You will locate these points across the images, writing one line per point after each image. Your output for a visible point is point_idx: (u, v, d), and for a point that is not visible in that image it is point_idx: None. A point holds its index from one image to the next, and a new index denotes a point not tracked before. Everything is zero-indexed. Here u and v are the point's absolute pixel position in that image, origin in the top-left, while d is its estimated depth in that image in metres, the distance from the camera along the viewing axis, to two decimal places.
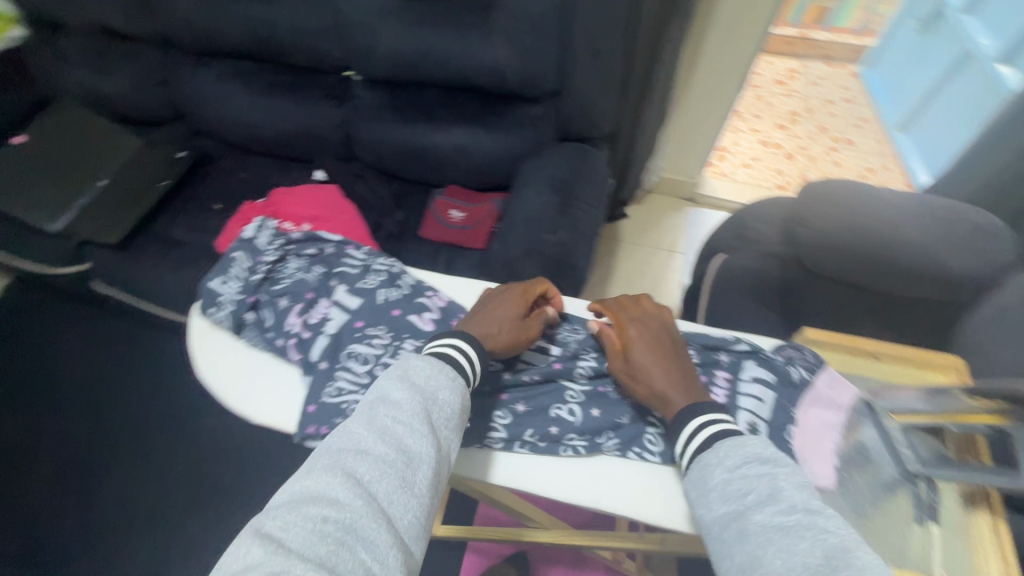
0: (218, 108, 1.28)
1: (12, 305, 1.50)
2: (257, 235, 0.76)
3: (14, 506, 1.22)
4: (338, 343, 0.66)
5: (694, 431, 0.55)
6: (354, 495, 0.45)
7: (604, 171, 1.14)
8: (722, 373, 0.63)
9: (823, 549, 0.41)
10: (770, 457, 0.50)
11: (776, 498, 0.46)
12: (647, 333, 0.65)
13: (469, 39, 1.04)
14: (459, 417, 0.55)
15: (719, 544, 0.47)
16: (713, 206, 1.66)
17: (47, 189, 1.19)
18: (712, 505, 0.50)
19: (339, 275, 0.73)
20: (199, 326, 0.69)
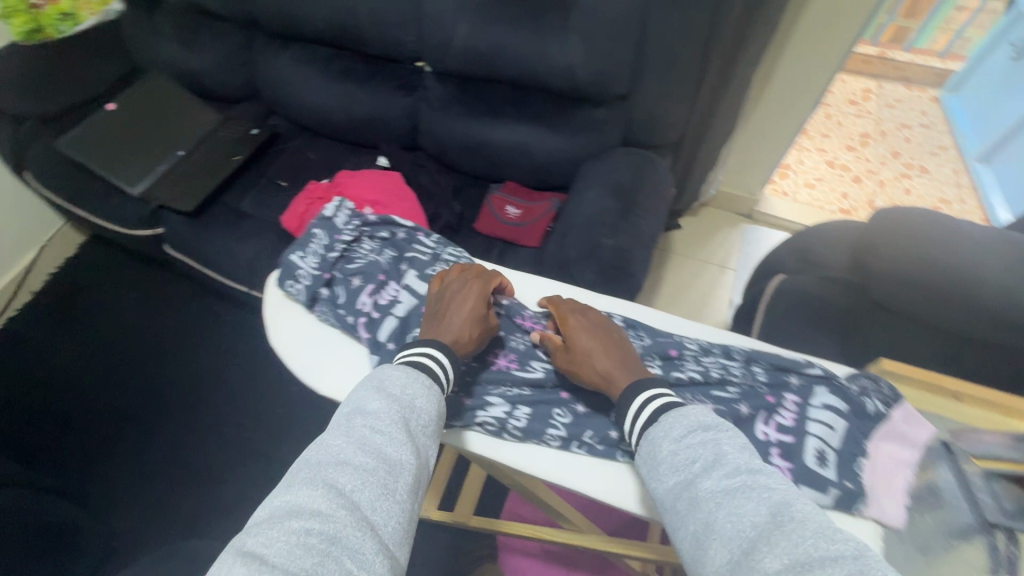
0: (295, 90, 1.33)
1: (86, 260, 1.60)
2: (336, 215, 0.85)
3: (74, 449, 1.31)
4: (405, 326, 0.71)
5: (638, 409, 0.58)
6: (337, 505, 0.46)
7: (666, 180, 1.13)
8: (791, 396, 0.61)
9: (766, 506, 0.44)
10: (710, 423, 0.53)
11: (721, 462, 0.49)
12: (586, 321, 0.69)
13: (545, 39, 1.05)
14: (435, 424, 0.58)
15: (674, 516, 0.49)
16: (770, 224, 1.62)
17: (132, 155, 1.27)
18: (663, 478, 0.52)
19: (409, 260, 0.80)
20: (277, 296, 0.77)
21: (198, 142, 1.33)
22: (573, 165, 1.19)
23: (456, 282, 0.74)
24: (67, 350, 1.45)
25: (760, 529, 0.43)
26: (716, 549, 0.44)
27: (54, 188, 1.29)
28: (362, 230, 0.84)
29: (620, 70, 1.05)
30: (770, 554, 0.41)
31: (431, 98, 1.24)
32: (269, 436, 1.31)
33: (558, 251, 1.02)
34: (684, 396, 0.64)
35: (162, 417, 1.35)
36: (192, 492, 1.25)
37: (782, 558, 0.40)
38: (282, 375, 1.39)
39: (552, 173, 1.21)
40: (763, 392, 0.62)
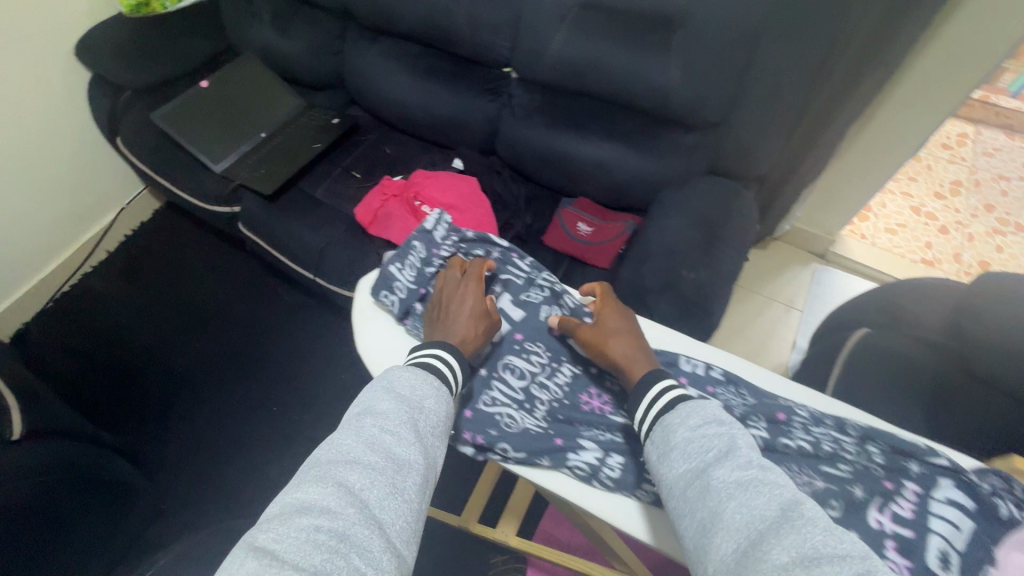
0: (378, 84, 1.34)
1: (160, 225, 1.68)
2: (435, 227, 0.87)
3: (130, 405, 1.37)
4: (498, 352, 0.76)
5: (653, 398, 0.61)
6: (347, 503, 0.48)
7: (751, 215, 1.08)
8: (910, 485, 0.56)
9: (778, 503, 0.45)
10: (727, 419, 0.55)
11: (734, 454, 0.50)
12: (620, 310, 0.75)
13: (645, 57, 1.01)
14: (441, 424, 0.61)
15: (680, 502, 0.51)
16: (843, 267, 1.54)
17: (218, 133, 1.32)
18: (675, 463, 0.54)
19: (503, 283, 0.83)
20: (370, 305, 0.82)
21: (281, 126, 1.38)
22: (653, 189, 1.15)
23: (456, 282, 0.79)
24: (133, 309, 1.52)
25: (769, 521, 0.44)
26: (722, 538, 0.45)
27: (144, 158, 1.34)
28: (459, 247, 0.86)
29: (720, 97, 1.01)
30: (778, 546, 0.42)
31: (515, 106, 1.22)
32: (316, 421, 1.33)
33: (633, 278, 0.99)
34: (790, 467, 0.60)
35: (216, 388, 1.39)
36: (237, 466, 1.28)
37: (789, 551, 0.41)
38: (332, 363, 1.41)
39: (629, 194, 1.18)
40: (878, 477, 0.58)
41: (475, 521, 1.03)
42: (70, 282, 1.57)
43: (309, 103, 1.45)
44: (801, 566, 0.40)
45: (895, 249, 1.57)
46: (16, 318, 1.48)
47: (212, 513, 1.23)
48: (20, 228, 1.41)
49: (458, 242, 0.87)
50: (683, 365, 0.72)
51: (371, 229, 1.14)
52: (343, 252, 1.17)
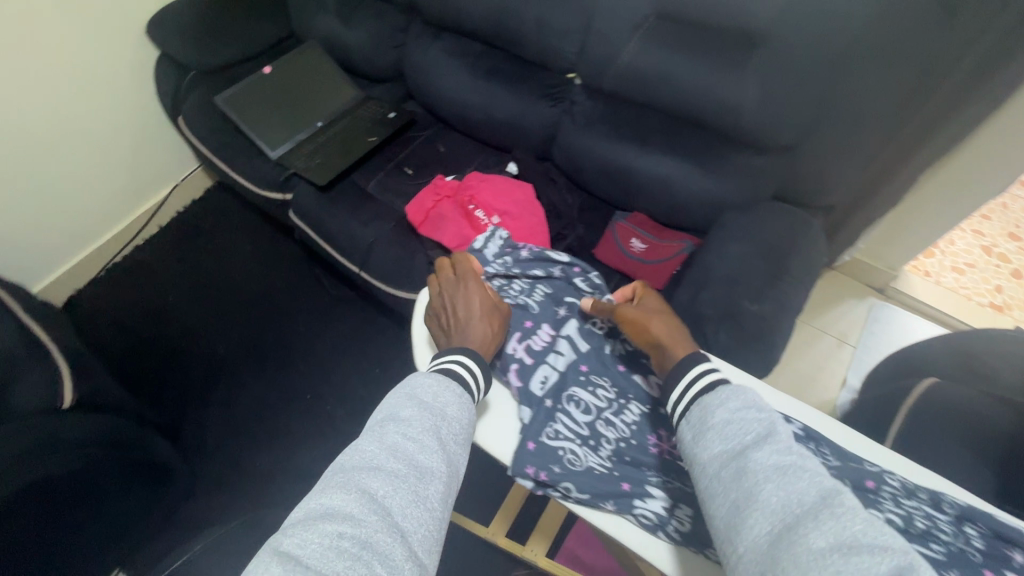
0: (438, 80, 1.32)
1: (212, 205, 1.72)
2: (486, 247, 0.91)
3: (174, 380, 1.42)
4: (562, 383, 0.73)
5: (692, 380, 0.62)
6: (369, 511, 0.47)
7: (819, 247, 1.03)
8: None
9: (818, 489, 0.47)
10: (767, 406, 0.56)
11: (774, 439, 0.51)
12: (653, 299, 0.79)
13: (722, 73, 0.97)
14: (465, 432, 0.59)
15: (715, 480, 0.52)
16: (903, 305, 1.46)
17: (276, 120, 1.33)
18: (711, 444, 0.55)
19: (564, 306, 0.83)
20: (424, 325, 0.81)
21: (338, 116, 1.38)
22: (714, 210, 1.10)
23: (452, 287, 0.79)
24: (182, 285, 1.56)
25: (808, 507, 0.45)
26: (757, 520, 0.47)
27: (203, 140, 1.36)
28: (515, 269, 0.88)
29: (799, 120, 0.96)
30: (816, 532, 0.44)
31: (577, 113, 1.19)
32: (351, 413, 1.35)
33: (689, 303, 0.95)
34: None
35: (256, 372, 1.42)
36: (271, 451, 1.31)
37: (828, 537, 0.43)
38: (369, 357, 1.43)
39: (688, 214, 1.13)
40: (977, 562, 0.49)
41: (503, 535, 1.02)
42: (122, 254, 1.62)
43: (367, 95, 1.45)
44: (840, 551, 0.41)
45: (961, 290, 1.49)
46: (70, 285, 1.53)
47: (245, 497, 1.26)
48: (81, 199, 1.46)
49: (513, 262, 0.89)
50: None
51: (422, 229, 1.13)
52: (392, 250, 1.16)
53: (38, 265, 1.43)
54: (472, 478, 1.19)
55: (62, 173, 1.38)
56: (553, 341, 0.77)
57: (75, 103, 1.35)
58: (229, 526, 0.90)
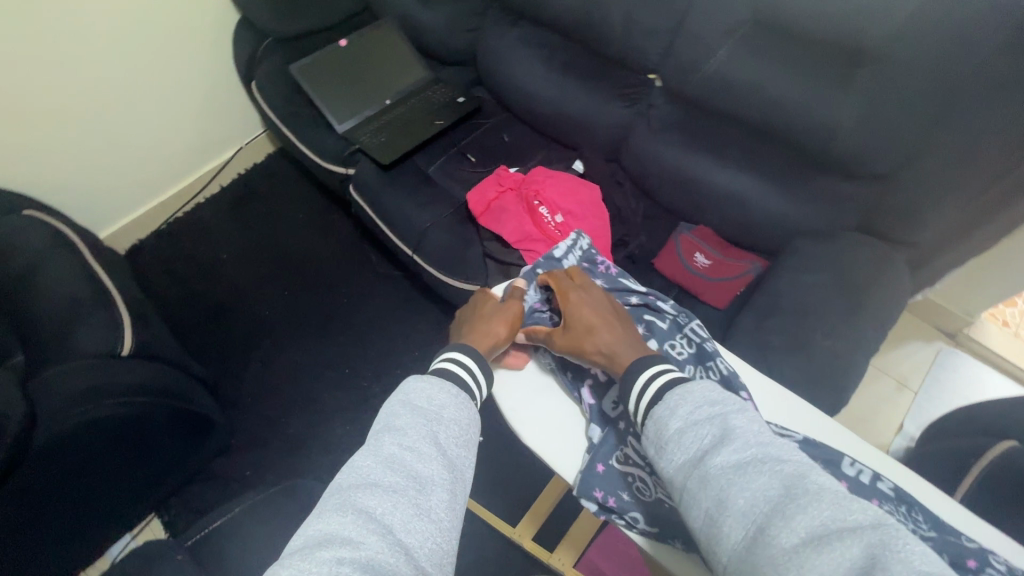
0: (511, 68, 1.29)
1: (271, 170, 1.74)
2: (564, 254, 0.82)
3: (219, 338, 1.45)
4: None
5: (644, 386, 0.58)
6: (369, 532, 0.46)
7: (904, 284, 0.96)
8: None
9: (781, 480, 0.44)
10: (717, 398, 0.52)
11: (729, 438, 0.48)
12: (584, 299, 0.71)
13: (818, 90, 0.91)
14: (462, 431, 0.57)
15: (683, 493, 0.49)
16: (973, 352, 1.38)
17: (345, 93, 1.34)
18: (672, 455, 0.51)
19: (645, 323, 0.76)
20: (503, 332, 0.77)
21: (406, 95, 1.38)
22: (789, 233, 1.04)
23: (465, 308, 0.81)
24: (235, 246, 1.60)
25: (774, 503, 0.43)
26: (731, 526, 0.44)
27: (272, 106, 1.37)
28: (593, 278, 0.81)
29: (899, 149, 0.89)
30: (786, 529, 0.42)
31: (652, 116, 1.15)
32: (387, 393, 1.36)
33: (754, 329, 0.91)
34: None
35: (297, 341, 1.44)
36: (306, 420, 1.33)
37: (798, 533, 0.41)
38: (411, 339, 1.43)
39: (759, 234, 1.08)
40: None
41: (529, 539, 1.01)
42: (182, 210, 1.66)
43: (436, 77, 1.44)
44: (812, 545, 0.40)
45: None
46: (133, 235, 1.58)
47: (277, 462, 1.28)
48: (150, 152, 1.50)
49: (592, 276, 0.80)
50: (846, 468, 0.61)
51: (482, 220, 1.11)
52: (447, 237, 1.15)
53: (104, 212, 1.48)
54: (503, 475, 1.18)
55: (133, 125, 1.42)
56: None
57: (155, 59, 1.38)
58: (263, 493, 0.91)
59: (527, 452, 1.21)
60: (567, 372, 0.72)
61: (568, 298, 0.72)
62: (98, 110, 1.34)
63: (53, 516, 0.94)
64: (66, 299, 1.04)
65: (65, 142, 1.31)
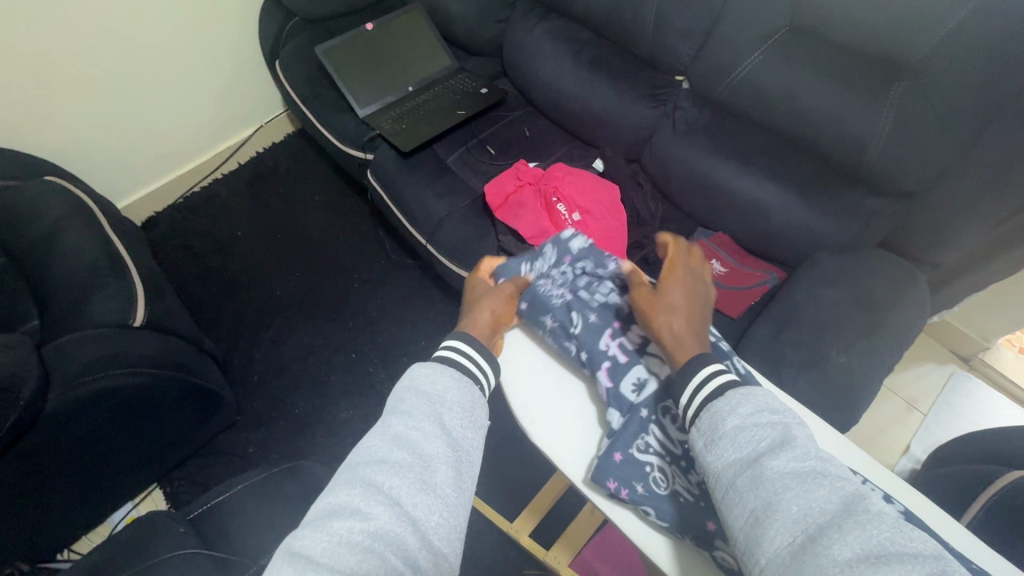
0: (538, 62, 1.28)
1: (290, 150, 1.74)
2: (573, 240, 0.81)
3: (230, 314, 1.46)
4: (659, 395, 0.67)
5: (701, 384, 0.57)
6: (377, 503, 0.46)
7: (924, 304, 0.94)
8: None
9: (839, 497, 0.44)
10: (779, 408, 0.53)
11: (791, 445, 0.48)
12: (687, 283, 0.71)
13: (851, 103, 0.90)
14: (468, 413, 0.56)
15: (730, 490, 0.48)
16: (987, 379, 1.36)
17: (369, 77, 1.33)
18: (723, 452, 0.51)
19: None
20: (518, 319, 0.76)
21: (428, 83, 1.38)
22: (809, 246, 1.03)
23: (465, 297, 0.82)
24: (250, 224, 1.60)
25: (830, 516, 0.43)
26: (777, 531, 0.44)
27: (295, 86, 1.37)
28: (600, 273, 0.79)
29: (932, 168, 0.87)
30: (840, 543, 0.41)
31: (678, 118, 1.13)
32: (394, 380, 1.36)
33: (769, 341, 0.90)
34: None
35: (308, 322, 1.45)
36: (312, 401, 1.34)
37: (852, 548, 0.41)
38: (419, 328, 1.43)
39: (778, 246, 1.07)
40: None
41: (527, 534, 1.00)
42: (199, 185, 1.67)
43: (461, 66, 1.43)
44: (867, 563, 0.39)
45: None
46: (150, 207, 1.59)
47: (281, 441, 1.29)
48: (172, 126, 1.51)
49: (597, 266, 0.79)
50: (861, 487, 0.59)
51: (499, 213, 1.10)
52: (463, 229, 1.15)
53: (124, 183, 1.49)
54: (504, 469, 1.19)
55: (158, 99, 1.43)
56: (646, 346, 0.71)
57: (182, 32, 1.39)
58: (267, 473, 0.91)
59: (530, 449, 1.21)
60: (583, 353, 0.70)
61: (674, 273, 0.72)
62: (124, 82, 1.35)
63: (63, 482, 0.95)
64: (83, 267, 1.05)
65: (90, 112, 1.32)
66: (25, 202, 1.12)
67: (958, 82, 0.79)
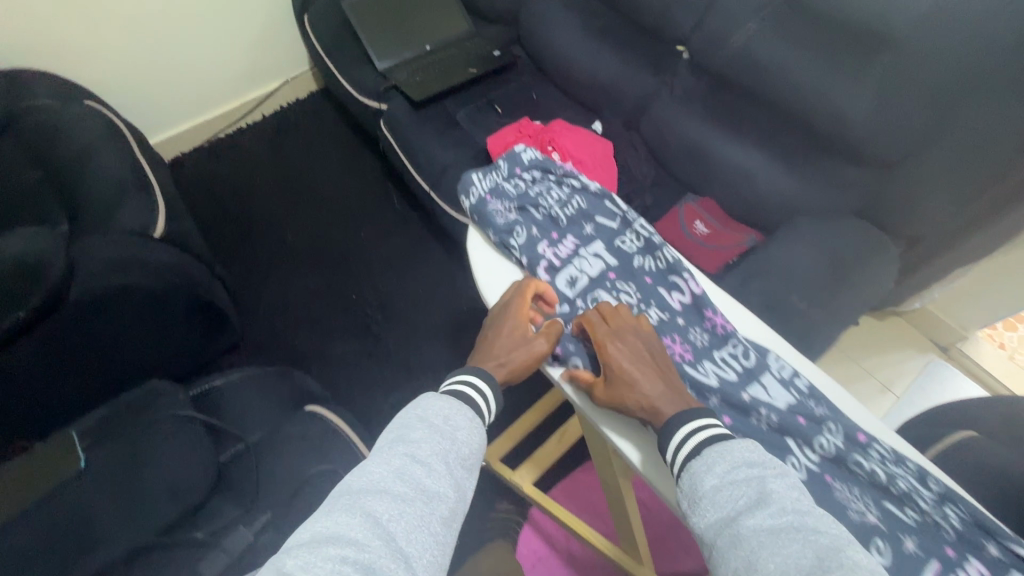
0: (548, 29, 1.35)
1: (312, 105, 1.83)
2: (523, 152, 0.89)
3: (242, 249, 1.55)
4: (591, 289, 0.76)
5: (681, 441, 0.55)
6: (374, 536, 0.45)
7: (890, 271, 0.99)
8: (977, 565, 0.50)
9: (813, 550, 0.42)
10: (756, 460, 0.51)
11: (766, 502, 0.46)
12: (627, 346, 0.65)
13: (837, 74, 0.95)
14: (474, 458, 0.56)
15: (714, 553, 0.46)
16: (963, 369, 1.39)
17: (390, 35, 1.41)
18: (704, 512, 0.49)
19: (594, 224, 0.83)
20: (474, 232, 0.85)
21: (445, 44, 1.45)
22: (789, 213, 1.07)
23: (504, 300, 0.74)
24: (267, 168, 1.70)
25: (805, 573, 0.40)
26: None
27: (320, 39, 1.46)
28: (551, 177, 0.88)
29: (908, 138, 0.91)
30: None
31: (675, 87, 1.19)
32: (388, 324, 1.43)
33: (737, 289, 0.95)
34: (851, 489, 0.56)
35: (314, 262, 1.53)
36: (310, 335, 1.42)
37: None
38: (416, 277, 1.50)
39: (761, 211, 1.11)
40: (946, 543, 0.52)
41: (497, 459, 1.06)
42: (224, 132, 1.76)
43: (477, 31, 1.50)
44: None
45: None
46: (177, 147, 1.69)
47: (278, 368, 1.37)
48: (202, 71, 1.60)
49: (547, 172, 0.88)
50: (771, 361, 0.66)
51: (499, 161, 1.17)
52: None
53: (155, 121, 1.59)
54: None
55: (191, 42, 1.53)
56: (579, 251, 0.80)
57: None
58: (258, 373, 0.99)
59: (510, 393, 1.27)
60: (523, 254, 0.79)
61: (608, 345, 0.66)
62: (161, 23, 1.44)
63: (71, 383, 1.01)
64: (111, 181, 1.14)
65: (128, 48, 1.42)
66: (64, 120, 1.21)
67: (930, 53, 0.84)
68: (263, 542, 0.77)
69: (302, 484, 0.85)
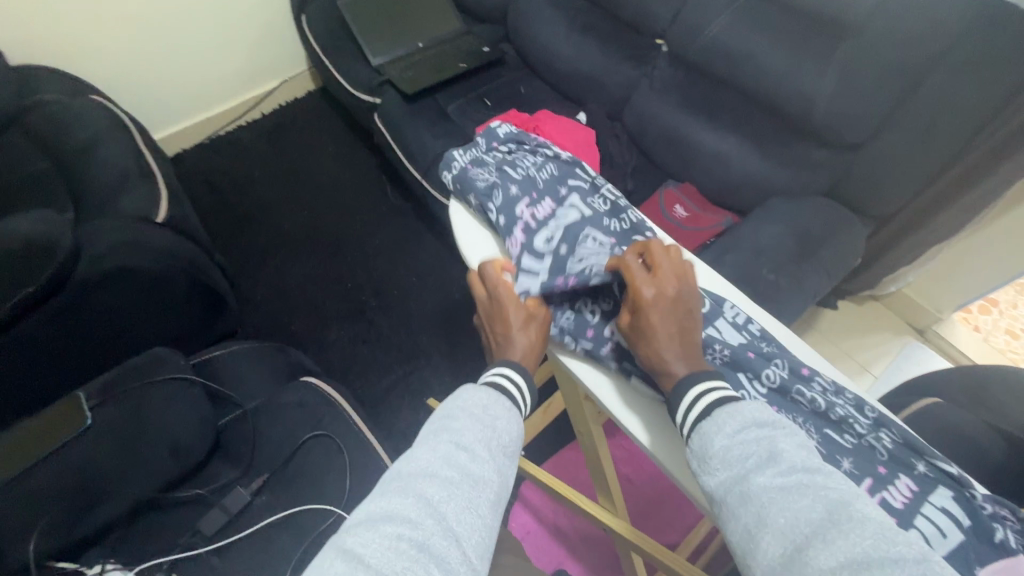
0: (535, 25, 1.41)
1: (310, 103, 1.89)
2: (500, 127, 0.98)
3: (240, 238, 1.60)
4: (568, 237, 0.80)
5: (692, 401, 0.57)
6: (426, 514, 0.45)
7: (857, 247, 1.04)
8: (906, 481, 0.56)
9: (823, 505, 0.43)
10: (767, 420, 0.51)
11: (776, 460, 0.47)
12: (666, 299, 0.64)
13: (804, 60, 1.00)
14: (516, 447, 0.55)
15: (723, 509, 0.48)
16: (938, 350, 1.44)
17: (385, 33, 1.47)
18: (714, 471, 0.50)
19: (568, 187, 0.88)
20: (458, 206, 0.92)
21: (436, 41, 1.50)
22: (763, 195, 1.13)
23: (487, 296, 0.75)
24: (266, 162, 1.75)
25: (814, 526, 0.42)
26: (768, 542, 0.43)
27: (318, 37, 1.52)
28: (526, 147, 0.94)
29: (871, 119, 0.97)
30: (825, 551, 0.40)
31: (655, 77, 1.25)
32: (382, 309, 1.48)
33: (712, 262, 1.00)
34: (796, 417, 0.61)
35: (311, 253, 1.58)
36: (307, 321, 1.46)
37: (838, 556, 0.39)
38: (410, 265, 1.55)
39: (739, 194, 1.16)
40: (878, 462, 0.58)
41: None
42: (224, 129, 1.81)
43: (468, 29, 1.56)
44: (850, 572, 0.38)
45: (1008, 352, 1.44)
46: (179, 143, 1.74)
47: None
48: (203, 69, 1.65)
49: (522, 143, 0.95)
50: (726, 309, 0.70)
51: None
52: None
53: (158, 118, 1.65)
54: None
55: (193, 41, 1.58)
56: (554, 204, 0.84)
57: None
58: (253, 346, 1.03)
59: None
60: (500, 213, 0.84)
61: (647, 292, 0.64)
62: (164, 23, 1.50)
63: (74, 360, 1.06)
64: (117, 170, 1.19)
65: (133, 47, 1.48)
66: (71, 112, 1.26)
67: (887, 37, 0.90)
68: (261, 503, 0.84)
69: (296, 447, 0.89)
